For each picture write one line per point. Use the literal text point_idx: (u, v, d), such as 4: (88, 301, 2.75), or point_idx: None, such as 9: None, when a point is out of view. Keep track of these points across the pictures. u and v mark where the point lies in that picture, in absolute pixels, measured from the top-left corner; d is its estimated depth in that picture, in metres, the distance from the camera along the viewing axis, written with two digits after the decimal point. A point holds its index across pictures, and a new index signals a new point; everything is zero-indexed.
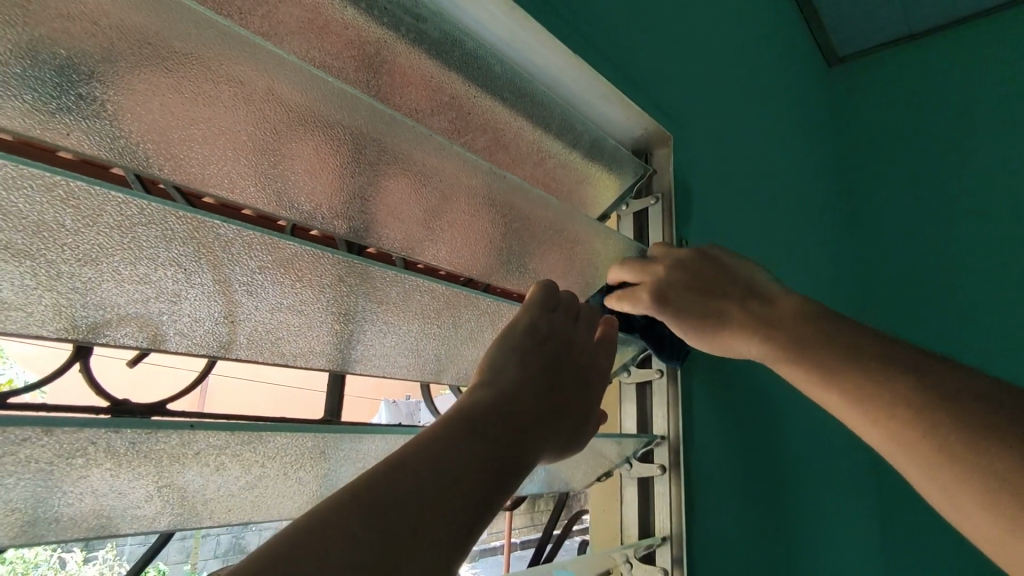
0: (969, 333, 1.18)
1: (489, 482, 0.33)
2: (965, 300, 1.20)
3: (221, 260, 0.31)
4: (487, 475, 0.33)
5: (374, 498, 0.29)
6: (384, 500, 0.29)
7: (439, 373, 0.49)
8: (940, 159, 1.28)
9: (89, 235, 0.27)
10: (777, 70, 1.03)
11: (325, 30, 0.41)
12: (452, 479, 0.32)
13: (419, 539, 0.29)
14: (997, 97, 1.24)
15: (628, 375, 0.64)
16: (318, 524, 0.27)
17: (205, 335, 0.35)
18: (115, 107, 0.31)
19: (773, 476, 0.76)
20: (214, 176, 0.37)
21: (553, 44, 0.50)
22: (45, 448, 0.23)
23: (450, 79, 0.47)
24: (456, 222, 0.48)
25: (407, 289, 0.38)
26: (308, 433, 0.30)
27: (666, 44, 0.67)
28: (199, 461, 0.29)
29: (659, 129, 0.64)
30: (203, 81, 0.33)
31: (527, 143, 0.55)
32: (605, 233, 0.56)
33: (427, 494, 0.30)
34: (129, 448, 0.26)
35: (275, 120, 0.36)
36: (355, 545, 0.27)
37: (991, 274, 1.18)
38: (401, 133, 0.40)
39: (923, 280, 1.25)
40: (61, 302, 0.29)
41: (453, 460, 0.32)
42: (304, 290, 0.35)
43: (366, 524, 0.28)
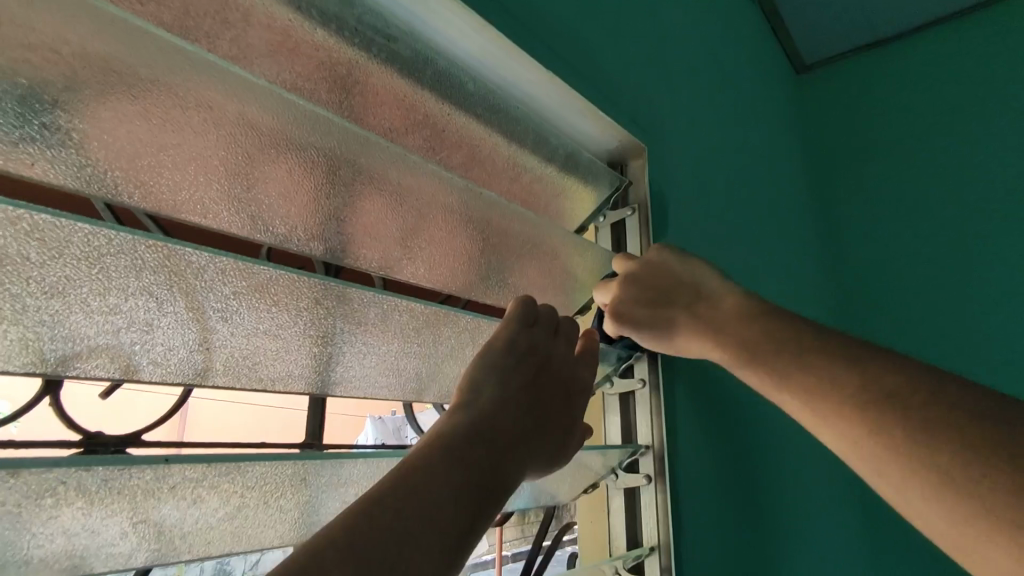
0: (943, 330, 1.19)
1: (469, 510, 0.33)
2: (934, 295, 1.21)
3: (195, 288, 0.30)
4: (469, 502, 0.33)
5: (353, 537, 0.28)
6: (364, 539, 0.28)
7: (422, 392, 0.48)
8: (907, 161, 1.30)
9: (57, 267, 0.26)
10: (746, 80, 1.06)
11: (295, 52, 0.41)
12: (433, 510, 0.31)
13: None
14: (955, 98, 1.28)
15: (612, 386, 0.65)
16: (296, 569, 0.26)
17: (180, 363, 0.34)
18: (81, 135, 0.30)
19: (759, 479, 0.77)
20: (186, 201, 0.36)
21: (525, 61, 0.50)
22: (10, 490, 0.23)
23: (423, 97, 0.48)
24: (433, 238, 0.48)
25: (384, 309, 0.38)
26: (287, 461, 0.30)
27: (636, 57, 0.68)
28: (176, 494, 0.28)
29: (633, 141, 0.64)
30: (171, 107, 0.32)
31: (503, 158, 0.55)
32: (582, 245, 0.56)
33: (407, 528, 0.30)
34: (100, 485, 0.25)
35: (246, 143, 0.36)
36: None
37: (961, 273, 1.19)
38: (376, 154, 0.40)
39: (893, 278, 1.26)
40: (28, 336, 0.28)
41: (433, 490, 0.32)
42: (281, 313, 0.35)
43: (346, 566, 0.27)
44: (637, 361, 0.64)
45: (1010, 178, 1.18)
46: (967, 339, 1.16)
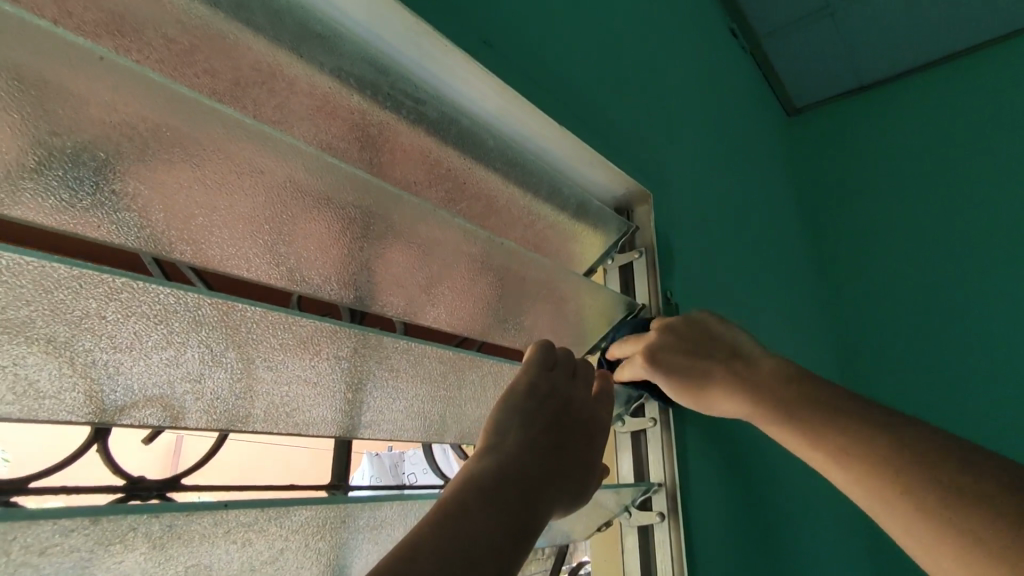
0: (943, 364, 1.21)
1: (504, 551, 0.34)
2: (935, 329, 1.23)
3: (247, 340, 0.32)
4: (503, 543, 0.35)
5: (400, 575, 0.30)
6: None
7: (443, 434, 0.50)
8: (899, 202, 1.35)
9: (129, 324, 0.28)
10: (742, 125, 1.10)
11: (332, 115, 0.44)
12: (471, 552, 0.33)
13: None
14: (952, 139, 1.33)
15: (623, 425, 0.66)
16: None
17: (225, 411, 0.36)
18: (145, 199, 0.33)
19: (769, 516, 0.78)
20: (231, 257, 0.39)
21: (542, 119, 0.53)
22: (87, 537, 0.24)
23: (447, 153, 0.51)
24: (455, 285, 0.51)
25: (414, 357, 0.40)
26: (330, 505, 0.31)
27: (641, 109, 0.72)
28: (227, 539, 0.30)
29: (640, 188, 0.67)
30: (228, 173, 0.35)
31: (519, 208, 0.58)
32: (595, 288, 0.59)
33: (449, 570, 0.31)
34: (164, 531, 0.27)
35: (290, 202, 0.38)
36: None
37: (955, 309, 1.22)
38: (408, 210, 0.42)
39: (895, 313, 1.29)
40: (93, 388, 0.30)
41: (469, 531, 0.34)
42: (321, 362, 0.37)
43: None
44: (647, 401, 0.65)
45: (997, 218, 1.23)
46: (969, 372, 1.18)
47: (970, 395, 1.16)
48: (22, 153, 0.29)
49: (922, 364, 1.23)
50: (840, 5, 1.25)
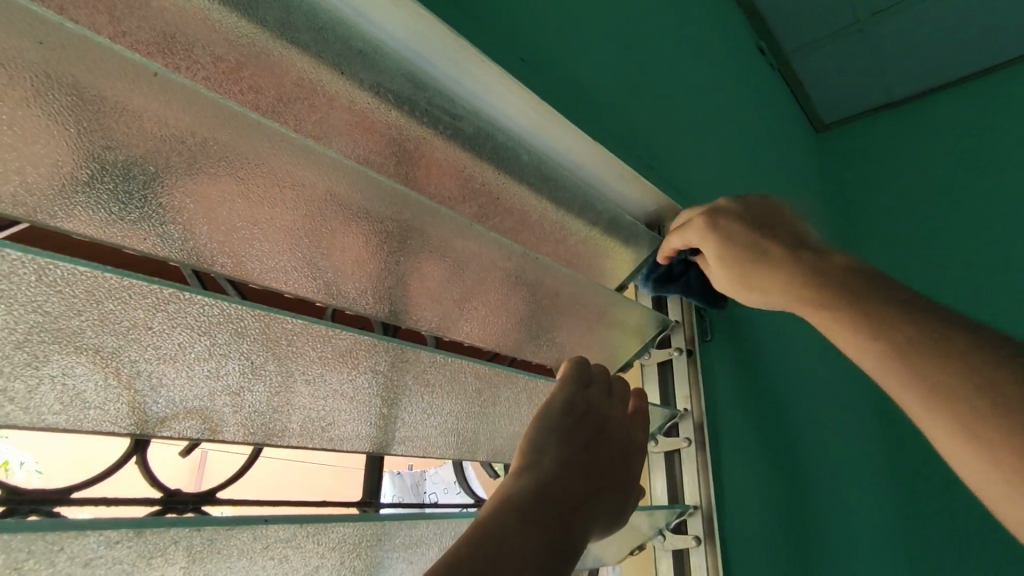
0: None
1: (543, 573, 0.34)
2: None
3: (287, 353, 0.32)
4: (542, 565, 0.34)
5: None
6: None
7: (476, 452, 0.49)
8: (936, 216, 1.30)
9: (173, 335, 0.29)
10: (773, 141, 1.09)
11: (369, 130, 0.44)
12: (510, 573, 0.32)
13: None
14: (999, 151, 1.27)
15: (656, 445, 0.64)
16: None
17: (262, 424, 0.36)
18: (189, 213, 0.34)
19: (809, 543, 0.74)
20: (270, 270, 0.39)
21: (575, 133, 0.53)
22: (130, 549, 0.24)
23: (481, 168, 0.51)
24: (488, 299, 0.50)
25: (449, 370, 0.40)
26: (368, 522, 0.31)
27: (672, 125, 0.72)
28: (264, 555, 0.29)
29: (672, 203, 0.67)
30: (269, 187, 0.35)
31: (551, 223, 0.58)
32: (628, 303, 0.58)
33: None
34: (203, 546, 0.26)
35: (328, 216, 0.38)
36: None
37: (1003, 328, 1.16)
38: (442, 222, 0.42)
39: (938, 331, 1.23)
40: (137, 399, 0.30)
41: (513, 557, 0.33)
42: (357, 377, 0.36)
43: None
44: (681, 420, 0.64)
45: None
46: None
47: None
48: (74, 167, 0.30)
49: None
50: (870, 21, 1.23)
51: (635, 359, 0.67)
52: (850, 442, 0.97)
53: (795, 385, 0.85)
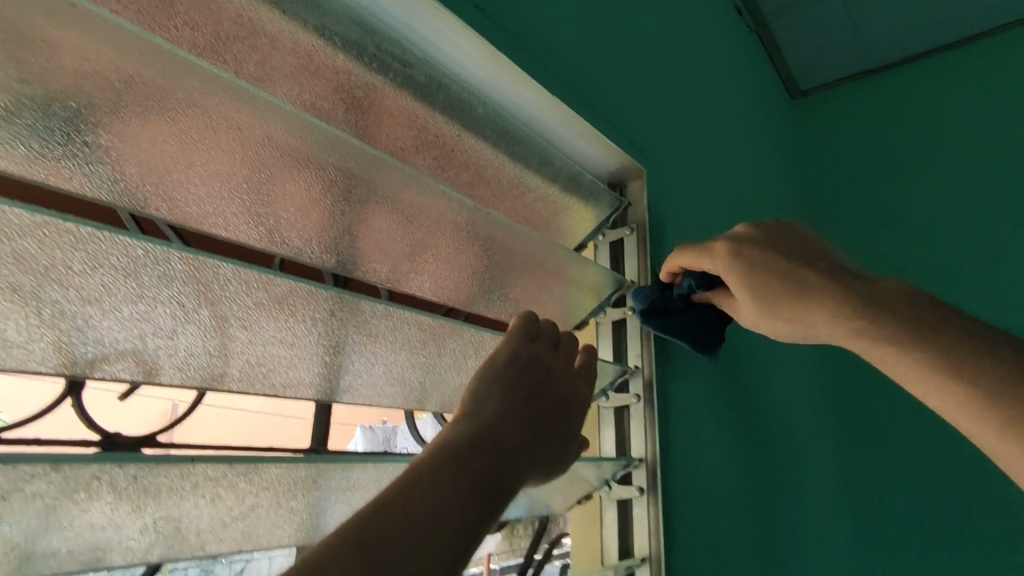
0: None
1: (473, 514, 0.35)
2: None
3: (219, 298, 0.32)
4: (472, 507, 0.35)
5: (364, 536, 0.30)
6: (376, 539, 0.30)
7: (424, 402, 0.50)
8: (899, 187, 1.33)
9: (97, 275, 0.28)
10: (743, 106, 1.09)
11: (316, 74, 0.43)
12: (439, 514, 0.33)
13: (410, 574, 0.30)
14: (965, 123, 1.30)
15: (607, 400, 0.66)
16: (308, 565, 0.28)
17: (200, 369, 0.36)
18: (117, 152, 0.33)
19: (750, 492, 0.79)
20: (209, 214, 0.38)
21: (531, 87, 0.53)
22: (52, 483, 0.25)
23: (435, 119, 0.50)
24: (440, 253, 0.51)
25: (391, 321, 0.40)
26: (300, 463, 0.32)
27: (638, 83, 0.71)
28: (197, 493, 0.30)
29: (633, 163, 0.67)
30: (204, 129, 0.35)
31: (508, 178, 0.58)
32: (583, 262, 0.58)
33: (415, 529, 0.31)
34: (130, 482, 0.27)
35: (269, 161, 0.38)
36: None
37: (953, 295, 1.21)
38: (390, 173, 0.42)
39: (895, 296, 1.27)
40: (62, 339, 0.30)
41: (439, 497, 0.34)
42: (297, 323, 0.37)
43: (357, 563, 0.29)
44: (632, 377, 0.65)
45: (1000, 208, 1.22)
46: None
47: None
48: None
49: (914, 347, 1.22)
50: None
51: (591, 317, 0.68)
52: (799, 399, 1.02)
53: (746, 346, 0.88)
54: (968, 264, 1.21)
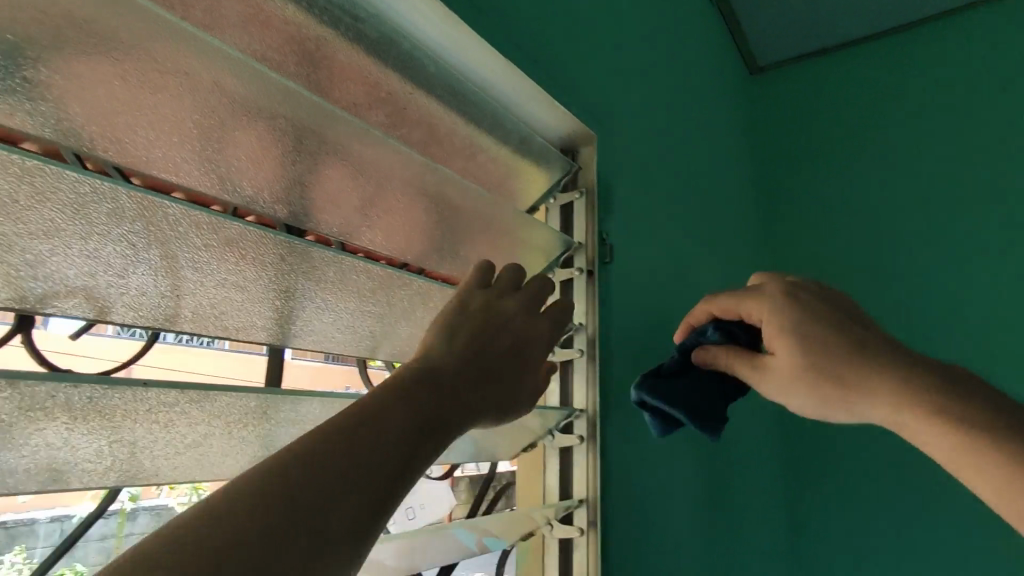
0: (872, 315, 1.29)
1: (435, 433, 0.37)
2: (869, 283, 1.30)
3: (170, 239, 0.34)
4: (434, 427, 0.37)
5: (334, 446, 0.32)
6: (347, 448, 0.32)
7: (374, 350, 0.52)
8: (844, 163, 1.40)
9: (46, 211, 0.30)
10: (698, 78, 1.12)
11: (266, 25, 0.44)
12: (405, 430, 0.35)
13: (379, 481, 0.32)
14: (912, 105, 1.35)
15: (553, 356, 0.70)
16: (283, 471, 0.30)
17: (151, 307, 0.37)
18: (61, 91, 0.33)
19: (684, 443, 0.85)
20: (159, 159, 0.39)
21: (482, 48, 0.54)
22: (9, 400, 0.27)
23: (386, 75, 0.51)
24: (391, 208, 0.52)
25: (340, 268, 0.42)
26: (250, 394, 0.34)
27: (591, 51, 0.74)
28: (149, 419, 0.32)
29: (583, 129, 0.69)
30: (151, 72, 0.36)
31: (460, 138, 0.59)
32: (532, 223, 0.61)
33: (383, 441, 0.34)
34: (84, 403, 0.29)
35: (218, 108, 0.39)
36: (325, 490, 0.30)
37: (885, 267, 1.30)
38: (339, 127, 0.43)
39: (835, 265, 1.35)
40: (12, 273, 0.31)
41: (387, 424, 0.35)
42: (248, 267, 0.38)
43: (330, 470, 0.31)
44: (577, 334, 0.69)
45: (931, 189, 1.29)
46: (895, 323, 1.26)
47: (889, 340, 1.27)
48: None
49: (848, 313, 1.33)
50: None
51: None
52: None
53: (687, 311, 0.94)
54: (901, 238, 1.30)
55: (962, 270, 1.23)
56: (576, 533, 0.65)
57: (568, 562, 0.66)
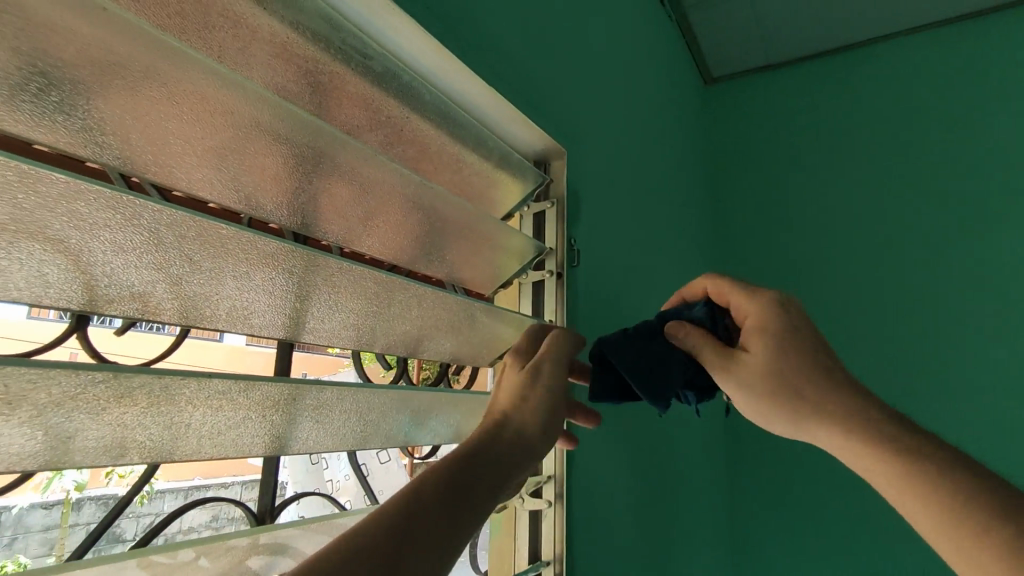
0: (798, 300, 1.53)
1: (470, 512, 0.46)
2: (795, 273, 1.55)
3: (220, 253, 0.40)
4: (469, 507, 0.47)
5: (391, 525, 0.42)
6: (398, 526, 0.42)
7: (371, 344, 0.60)
8: (779, 170, 1.63)
9: (127, 232, 0.36)
10: (658, 92, 1.23)
11: (287, 61, 0.50)
12: (445, 510, 0.45)
13: (418, 552, 0.42)
14: (836, 120, 1.59)
15: (526, 348, 0.78)
16: (348, 541, 0.40)
17: (194, 309, 0.43)
18: (126, 126, 0.39)
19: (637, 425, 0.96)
20: (197, 180, 0.45)
21: (471, 77, 0.62)
22: (106, 385, 0.33)
23: (387, 102, 0.58)
24: (388, 220, 0.59)
25: (351, 276, 0.49)
26: (286, 383, 0.41)
27: (564, 74, 0.82)
28: (204, 404, 0.39)
29: (556, 145, 0.78)
30: (201, 111, 0.42)
31: (448, 155, 0.66)
32: (509, 230, 0.69)
33: (427, 521, 0.43)
34: (158, 389, 0.36)
35: (253, 140, 0.45)
36: (374, 559, 0.39)
37: (807, 257, 1.54)
38: (351, 152, 0.50)
39: (768, 259, 1.59)
40: (90, 282, 0.37)
41: (415, 520, 0.43)
42: (278, 275, 0.45)
43: (380, 543, 0.41)
44: (547, 329, 0.78)
45: (845, 200, 1.53)
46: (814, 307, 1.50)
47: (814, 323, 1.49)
48: (9, 73, 0.34)
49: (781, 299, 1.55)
50: None
51: (515, 277, 0.79)
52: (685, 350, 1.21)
53: (643, 308, 1.04)
54: (825, 235, 1.53)
55: (876, 265, 1.45)
56: (544, 504, 0.74)
57: (537, 532, 0.75)
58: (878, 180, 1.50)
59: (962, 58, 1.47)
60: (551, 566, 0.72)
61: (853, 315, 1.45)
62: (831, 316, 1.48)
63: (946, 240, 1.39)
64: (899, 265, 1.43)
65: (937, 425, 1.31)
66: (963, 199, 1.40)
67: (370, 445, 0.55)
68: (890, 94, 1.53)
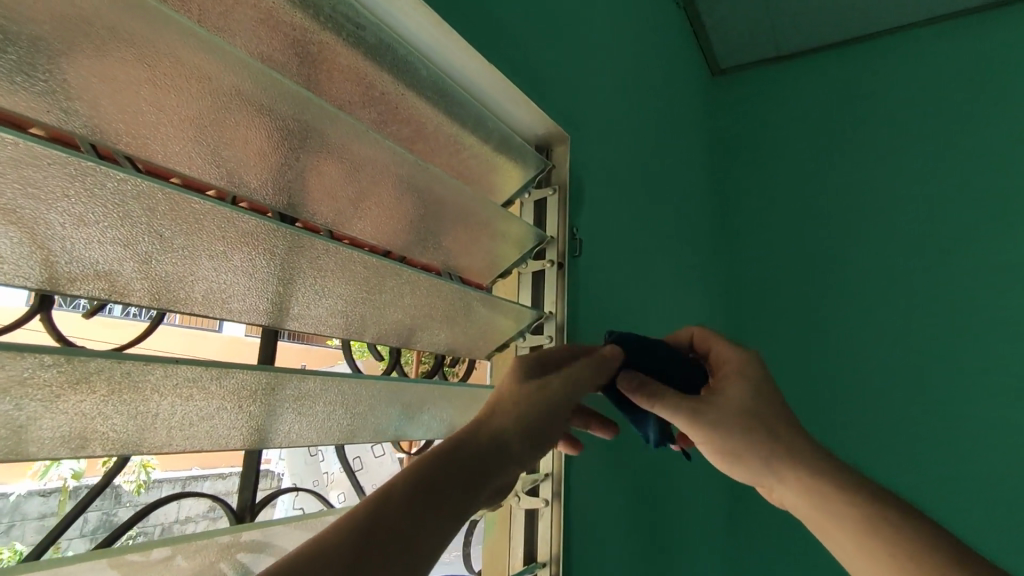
0: (803, 296, 1.50)
1: (453, 515, 0.44)
2: (802, 269, 1.51)
3: (193, 230, 0.38)
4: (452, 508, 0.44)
5: (363, 530, 0.40)
6: (372, 531, 0.40)
7: (362, 333, 0.56)
8: (786, 163, 1.60)
9: (89, 203, 0.33)
10: (664, 81, 1.19)
11: (273, 28, 0.47)
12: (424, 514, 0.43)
13: (390, 557, 0.40)
14: (846, 113, 1.55)
15: (524, 341, 0.74)
16: (319, 545, 0.38)
17: (166, 291, 0.40)
18: (91, 91, 0.36)
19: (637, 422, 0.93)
20: (173, 153, 0.42)
21: (470, 52, 0.58)
22: (61, 369, 0.31)
23: (381, 77, 0.54)
24: (380, 202, 0.56)
25: (338, 258, 0.46)
26: (263, 370, 0.39)
27: (567, 56, 0.79)
28: (173, 392, 0.37)
29: (558, 129, 0.74)
30: (176, 77, 0.39)
31: (445, 136, 0.63)
32: (508, 216, 0.66)
33: (402, 526, 0.42)
34: (121, 375, 0.33)
35: (233, 110, 0.42)
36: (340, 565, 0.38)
37: (815, 253, 1.51)
38: (339, 127, 0.47)
39: (774, 254, 1.56)
40: (49, 259, 0.34)
41: (383, 524, 0.41)
42: (258, 256, 0.42)
43: (350, 547, 0.39)
44: (546, 321, 0.74)
45: (853, 195, 1.49)
46: (820, 304, 1.47)
47: (820, 320, 1.46)
48: None
49: (786, 295, 1.52)
50: None
51: (514, 267, 0.76)
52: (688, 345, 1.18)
53: (645, 303, 1.01)
54: (834, 230, 1.50)
55: (886, 261, 1.42)
56: (541, 504, 0.71)
57: (532, 532, 0.72)
58: (889, 175, 1.46)
59: (977, 51, 1.43)
60: (547, 568, 0.69)
61: (859, 313, 1.42)
62: (837, 313, 1.44)
63: (959, 236, 1.35)
64: (908, 261, 1.39)
65: (945, 426, 1.28)
66: (975, 194, 1.36)
67: (358, 439, 0.51)
68: (901, 87, 1.50)
